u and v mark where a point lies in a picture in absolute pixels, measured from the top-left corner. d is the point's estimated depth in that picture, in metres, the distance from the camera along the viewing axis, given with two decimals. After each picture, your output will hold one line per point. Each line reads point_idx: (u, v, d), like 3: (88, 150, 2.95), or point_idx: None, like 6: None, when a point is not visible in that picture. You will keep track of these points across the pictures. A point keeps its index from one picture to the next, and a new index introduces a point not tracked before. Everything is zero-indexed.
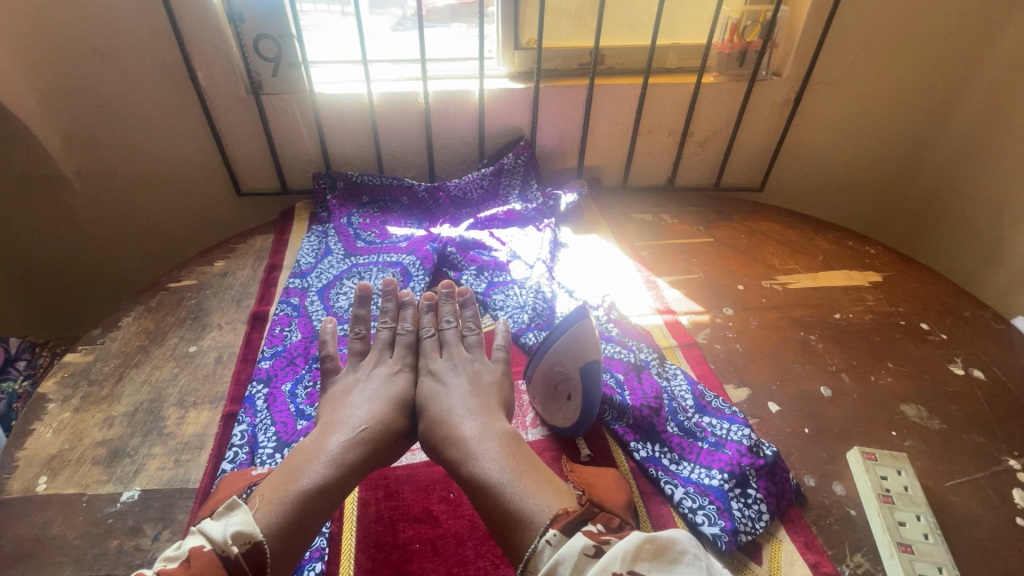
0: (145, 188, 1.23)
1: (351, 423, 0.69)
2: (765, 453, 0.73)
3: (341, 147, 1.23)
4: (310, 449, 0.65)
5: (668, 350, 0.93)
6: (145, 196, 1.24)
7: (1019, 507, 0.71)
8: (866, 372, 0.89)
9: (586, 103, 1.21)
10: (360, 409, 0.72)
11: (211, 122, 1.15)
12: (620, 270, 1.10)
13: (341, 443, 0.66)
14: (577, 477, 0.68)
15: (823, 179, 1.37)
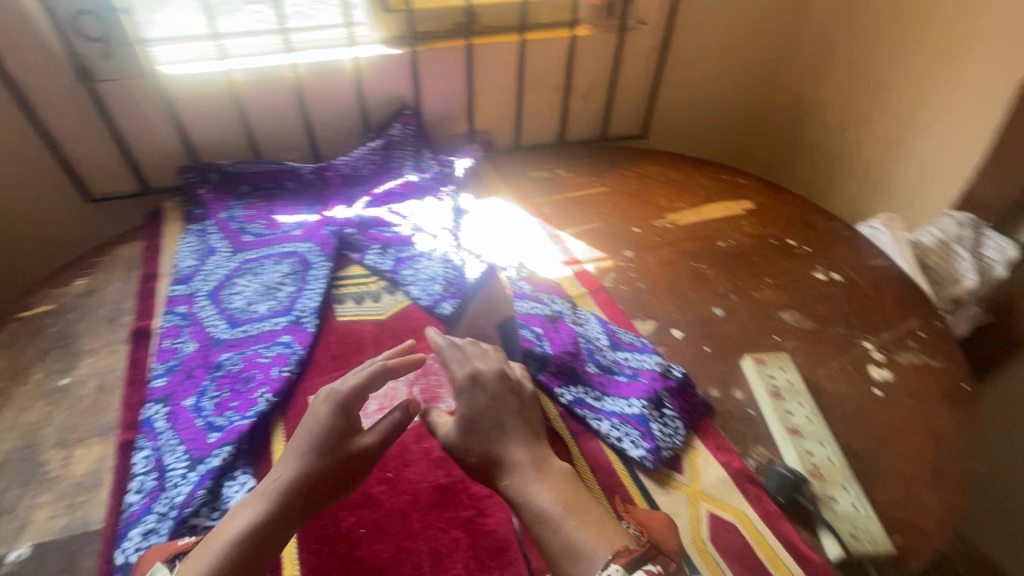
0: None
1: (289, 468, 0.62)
2: (674, 375, 0.79)
3: (207, 135, 1.11)
4: (242, 510, 0.59)
5: (579, 298, 0.97)
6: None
7: (875, 380, 0.84)
8: (749, 289, 1.00)
9: (466, 65, 1.19)
10: (301, 450, 0.63)
11: (36, 119, 0.99)
12: (525, 229, 1.12)
13: (269, 497, 0.59)
14: (632, 518, 0.66)
15: (696, 121, 1.47)
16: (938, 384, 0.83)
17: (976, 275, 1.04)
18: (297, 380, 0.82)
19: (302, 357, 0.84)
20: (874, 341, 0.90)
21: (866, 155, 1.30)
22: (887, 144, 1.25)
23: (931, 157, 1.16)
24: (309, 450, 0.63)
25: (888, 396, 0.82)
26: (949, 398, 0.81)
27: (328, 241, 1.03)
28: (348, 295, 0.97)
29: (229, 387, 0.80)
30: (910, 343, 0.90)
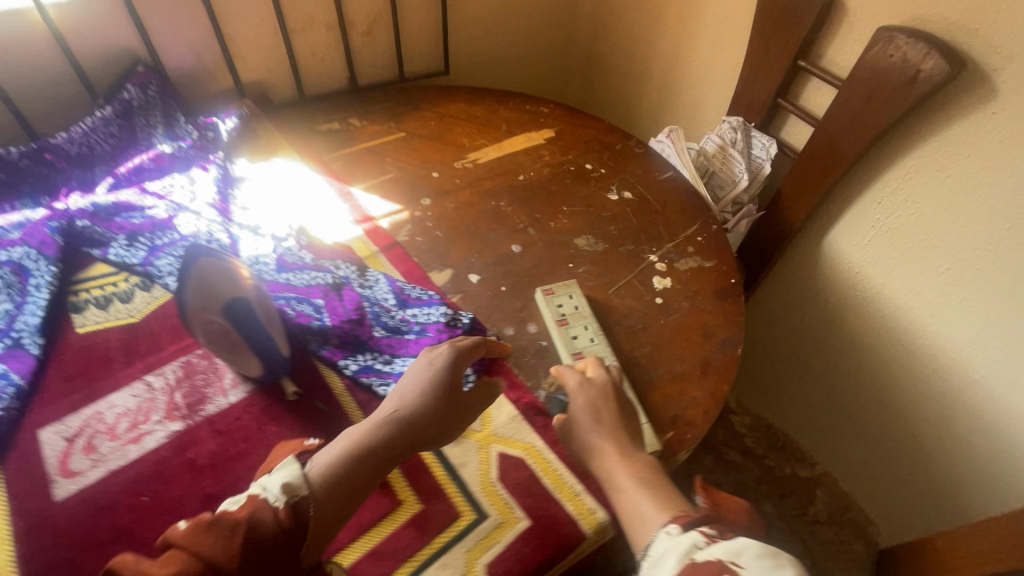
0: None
1: (393, 414, 0.62)
2: (462, 322, 0.77)
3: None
4: (349, 436, 0.60)
5: (371, 258, 0.90)
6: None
7: (658, 289, 0.88)
8: (547, 221, 0.99)
9: (204, 4, 1.00)
10: (408, 396, 0.64)
11: None
12: (312, 189, 1.01)
13: (382, 428, 0.61)
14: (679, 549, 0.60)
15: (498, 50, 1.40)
16: (711, 283, 0.90)
17: (749, 175, 1.13)
18: (19, 415, 0.69)
19: (24, 387, 0.70)
20: (660, 253, 0.95)
21: (660, 68, 1.35)
22: (674, 55, 1.29)
23: (705, 67, 1.22)
24: (422, 395, 0.64)
25: (669, 302, 0.87)
26: (719, 294, 0.88)
27: (50, 240, 0.85)
28: (88, 301, 0.82)
29: None
30: (690, 249, 0.96)
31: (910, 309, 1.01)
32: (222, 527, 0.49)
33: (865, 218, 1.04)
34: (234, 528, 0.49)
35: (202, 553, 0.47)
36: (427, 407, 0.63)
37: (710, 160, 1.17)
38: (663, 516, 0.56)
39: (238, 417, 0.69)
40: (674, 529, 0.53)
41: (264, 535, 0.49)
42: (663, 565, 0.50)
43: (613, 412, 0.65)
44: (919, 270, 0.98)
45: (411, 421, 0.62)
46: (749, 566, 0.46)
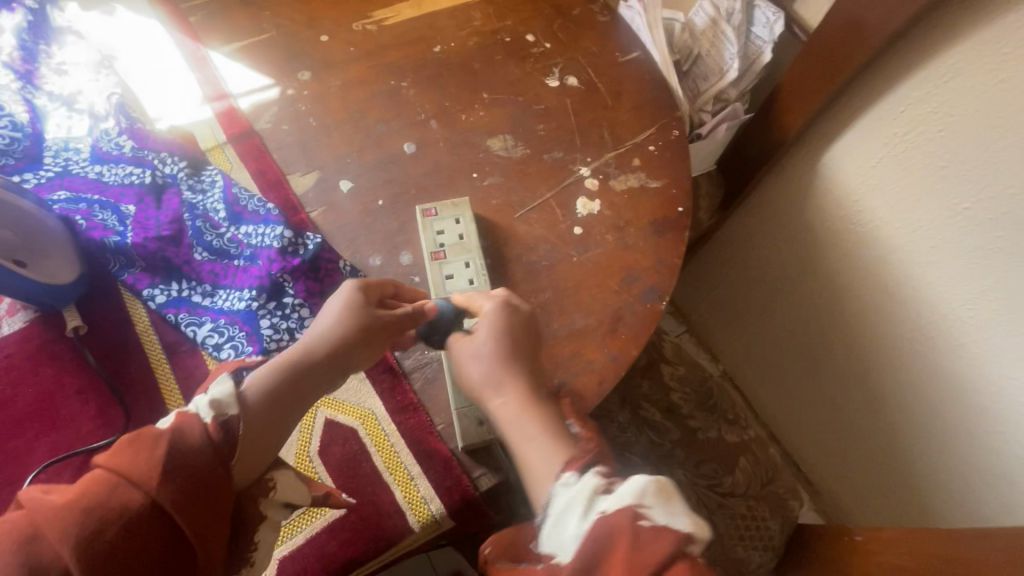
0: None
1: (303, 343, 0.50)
2: (304, 249, 0.59)
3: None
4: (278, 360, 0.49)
5: (215, 150, 0.70)
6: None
7: (579, 216, 0.69)
8: (458, 112, 0.76)
9: None
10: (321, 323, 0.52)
11: None
12: (152, 48, 0.76)
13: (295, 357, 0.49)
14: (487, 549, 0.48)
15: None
16: (650, 212, 0.70)
17: (741, 65, 0.86)
18: None
19: None
20: (594, 164, 0.73)
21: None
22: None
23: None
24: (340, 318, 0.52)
25: (589, 234, 0.68)
26: (656, 228, 0.69)
27: None
28: None
29: None
30: (634, 163, 0.74)
31: (906, 253, 0.82)
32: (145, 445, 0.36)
33: (877, 132, 0.79)
34: (157, 442, 0.37)
35: (119, 477, 0.35)
36: (369, 321, 0.52)
37: (697, 38, 0.89)
38: (555, 458, 0.45)
39: (10, 354, 0.57)
40: (570, 477, 0.42)
41: (197, 456, 0.38)
42: (569, 525, 0.40)
43: (517, 349, 0.51)
44: (927, 207, 0.76)
45: (354, 335, 0.51)
46: (659, 508, 0.38)
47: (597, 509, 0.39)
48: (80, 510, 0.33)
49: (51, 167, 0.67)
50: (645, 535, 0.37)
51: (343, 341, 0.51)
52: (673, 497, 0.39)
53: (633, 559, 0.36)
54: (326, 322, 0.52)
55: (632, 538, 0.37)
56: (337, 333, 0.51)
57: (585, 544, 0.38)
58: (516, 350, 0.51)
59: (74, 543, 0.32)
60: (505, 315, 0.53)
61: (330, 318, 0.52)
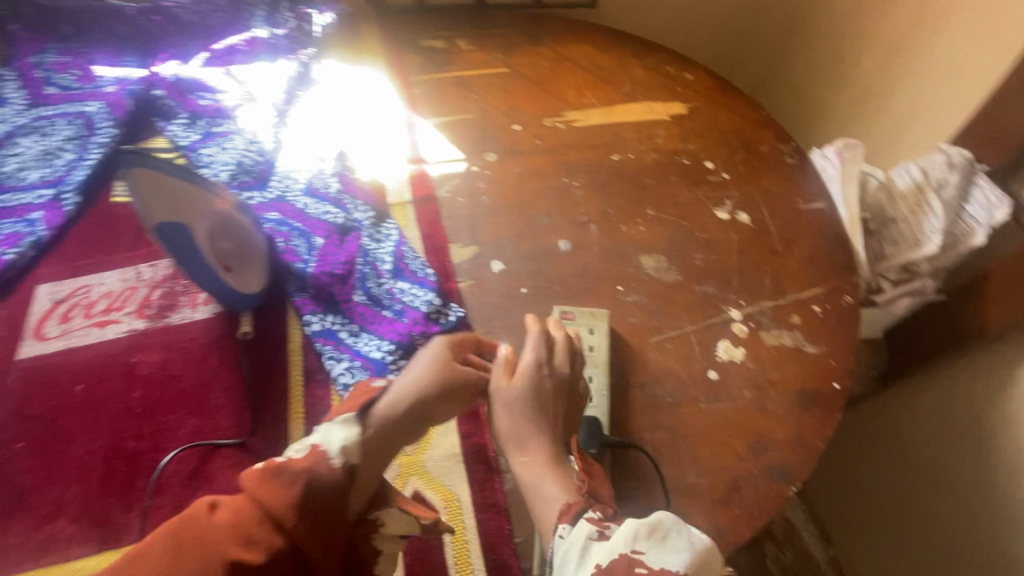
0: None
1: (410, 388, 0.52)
2: (445, 320, 0.63)
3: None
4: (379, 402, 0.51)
5: (398, 207, 0.78)
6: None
7: (718, 360, 0.65)
8: (620, 221, 0.77)
9: None
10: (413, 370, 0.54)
11: None
12: (378, 112, 0.90)
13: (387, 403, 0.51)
14: None
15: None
16: (798, 377, 0.64)
17: (942, 240, 0.78)
18: (34, 262, 0.72)
19: (42, 239, 0.72)
20: (747, 309, 0.69)
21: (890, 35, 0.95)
22: (917, 17, 0.90)
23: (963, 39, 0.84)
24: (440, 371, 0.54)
25: (724, 383, 0.64)
26: (801, 397, 0.63)
27: (121, 102, 0.85)
28: None
29: None
30: (792, 319, 0.69)
31: None
32: (284, 482, 0.42)
33: None
34: (299, 479, 0.42)
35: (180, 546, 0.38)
36: (456, 382, 0.54)
37: (894, 200, 0.82)
38: (557, 510, 0.49)
39: (184, 339, 0.67)
40: (565, 528, 0.47)
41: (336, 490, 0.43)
42: (567, 573, 0.43)
43: (556, 403, 0.55)
44: None
45: (422, 406, 0.52)
46: (651, 550, 0.42)
47: (592, 560, 0.43)
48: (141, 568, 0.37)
49: (272, 190, 0.79)
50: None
51: (422, 411, 0.52)
52: (666, 538, 0.42)
53: None
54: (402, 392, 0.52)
55: None
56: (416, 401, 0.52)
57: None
58: (546, 404, 0.55)
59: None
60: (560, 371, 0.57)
61: (421, 377, 0.52)
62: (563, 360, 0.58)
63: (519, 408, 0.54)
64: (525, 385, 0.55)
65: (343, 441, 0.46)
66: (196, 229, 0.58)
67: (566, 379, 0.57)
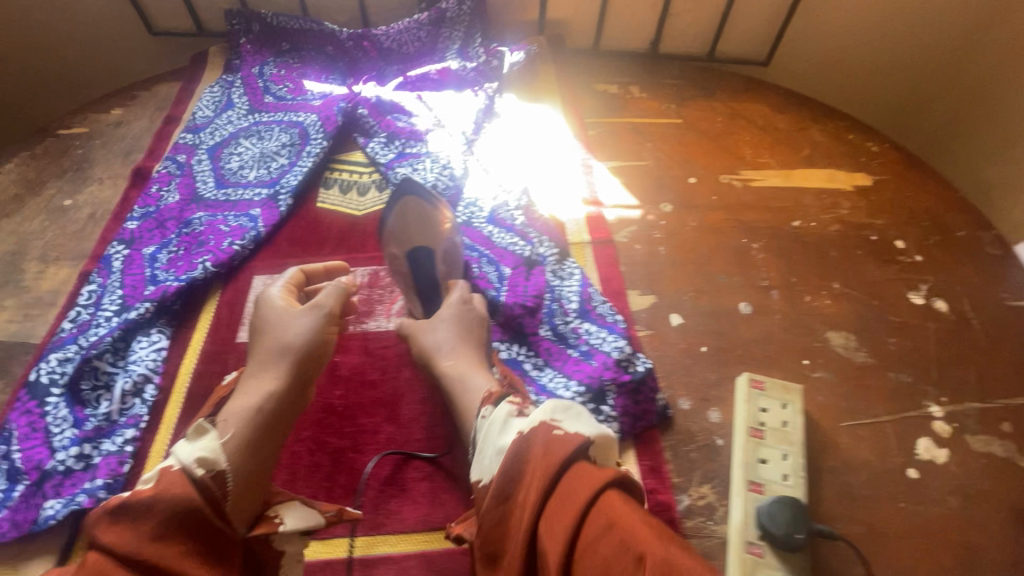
0: (25, 20, 1.05)
1: (284, 342, 0.57)
2: (634, 369, 0.63)
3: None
4: (257, 364, 0.56)
5: (577, 246, 0.80)
6: (33, 35, 1.07)
7: (918, 458, 0.61)
8: (804, 291, 0.75)
9: None
10: (302, 319, 0.60)
11: None
12: (557, 151, 0.94)
13: (282, 355, 0.57)
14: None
15: (857, 36, 1.08)
16: (1011, 493, 0.59)
17: None
18: (251, 254, 0.79)
19: (261, 235, 0.80)
20: (949, 407, 0.65)
21: None
22: None
23: None
24: (313, 322, 0.60)
25: (926, 484, 0.59)
26: (1016, 516, 0.57)
27: (333, 118, 0.94)
28: (336, 181, 0.90)
29: (184, 246, 0.78)
30: (1002, 427, 0.63)
31: None
32: (130, 520, 0.42)
33: None
34: (151, 510, 0.43)
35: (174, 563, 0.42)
36: (319, 328, 0.60)
37: None
38: (479, 399, 0.56)
39: (349, 336, 0.71)
40: (488, 409, 0.53)
41: (186, 514, 0.43)
42: (490, 451, 0.48)
43: (477, 330, 0.65)
44: None
45: (304, 364, 0.57)
46: (565, 419, 0.47)
47: (514, 428, 0.49)
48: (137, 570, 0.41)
49: (459, 215, 0.84)
50: (557, 439, 0.45)
51: (295, 372, 0.56)
52: (578, 413, 0.48)
53: (547, 455, 0.44)
54: (271, 355, 0.57)
55: (547, 442, 0.45)
56: (265, 379, 0.55)
57: (509, 451, 0.47)
58: (470, 323, 0.65)
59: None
60: (460, 303, 0.66)
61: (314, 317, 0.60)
62: (476, 303, 0.68)
63: (451, 323, 0.64)
64: (455, 316, 0.65)
65: (200, 452, 0.46)
66: (437, 243, 0.72)
67: (483, 311, 0.68)
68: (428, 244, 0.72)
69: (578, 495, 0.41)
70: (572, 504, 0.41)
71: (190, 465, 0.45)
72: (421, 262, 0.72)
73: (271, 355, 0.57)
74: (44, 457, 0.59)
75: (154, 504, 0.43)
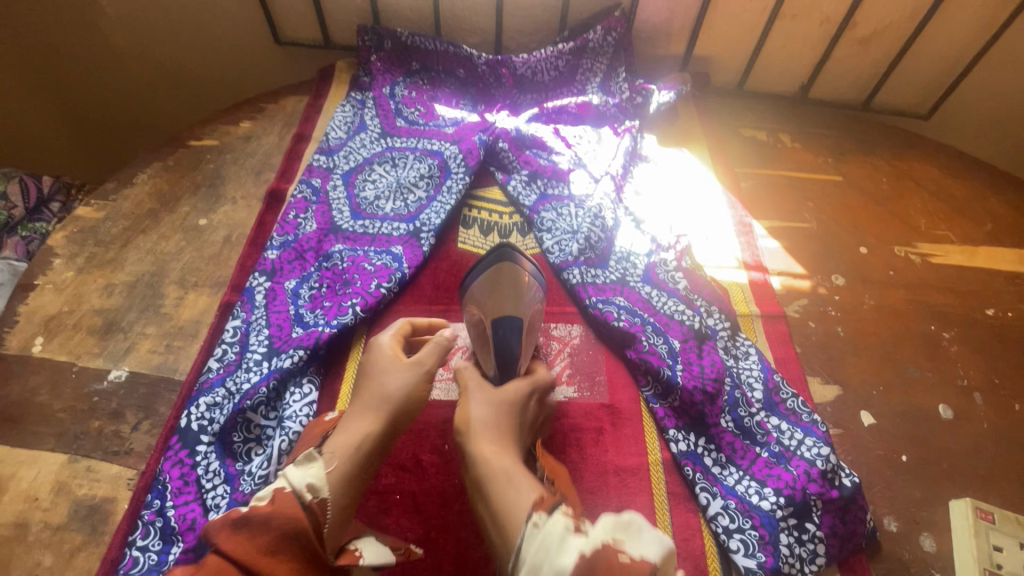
0: (161, 28, 1.04)
1: (387, 395, 0.55)
2: (841, 483, 0.57)
3: None
4: (353, 414, 0.54)
5: (745, 319, 0.73)
6: (166, 41, 1.06)
7: None
8: (1010, 397, 0.68)
9: None
10: (399, 372, 0.57)
11: None
12: (710, 204, 0.87)
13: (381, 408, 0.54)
14: None
15: None
16: None
17: None
18: (395, 297, 0.75)
19: (405, 277, 0.76)
20: None
21: None
22: None
23: None
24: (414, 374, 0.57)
25: None
26: None
27: (475, 152, 0.89)
28: (476, 222, 0.85)
29: (327, 284, 0.74)
30: None
31: None
32: (248, 533, 0.42)
33: None
34: (266, 526, 0.42)
35: None
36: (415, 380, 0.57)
37: None
38: (527, 501, 0.44)
39: (447, 418, 0.67)
40: (539, 517, 0.42)
41: (297, 536, 0.43)
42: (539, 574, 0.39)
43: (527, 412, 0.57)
44: None
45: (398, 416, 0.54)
46: (630, 540, 0.40)
47: (575, 547, 0.39)
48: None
49: (613, 270, 0.76)
50: (621, 566, 0.38)
51: (392, 424, 0.54)
52: (641, 532, 0.41)
53: None
54: (372, 403, 0.55)
55: (611, 566, 0.38)
56: (363, 425, 0.53)
57: None
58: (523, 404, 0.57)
59: None
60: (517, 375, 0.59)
61: (413, 371, 0.57)
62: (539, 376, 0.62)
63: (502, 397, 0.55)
64: (523, 388, 0.57)
65: (310, 478, 0.47)
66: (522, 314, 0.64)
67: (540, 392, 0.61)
68: (515, 310, 0.64)
69: None
70: None
71: (303, 490, 0.46)
72: (505, 337, 0.63)
73: (373, 403, 0.54)
74: (197, 515, 0.57)
75: (270, 519, 0.42)
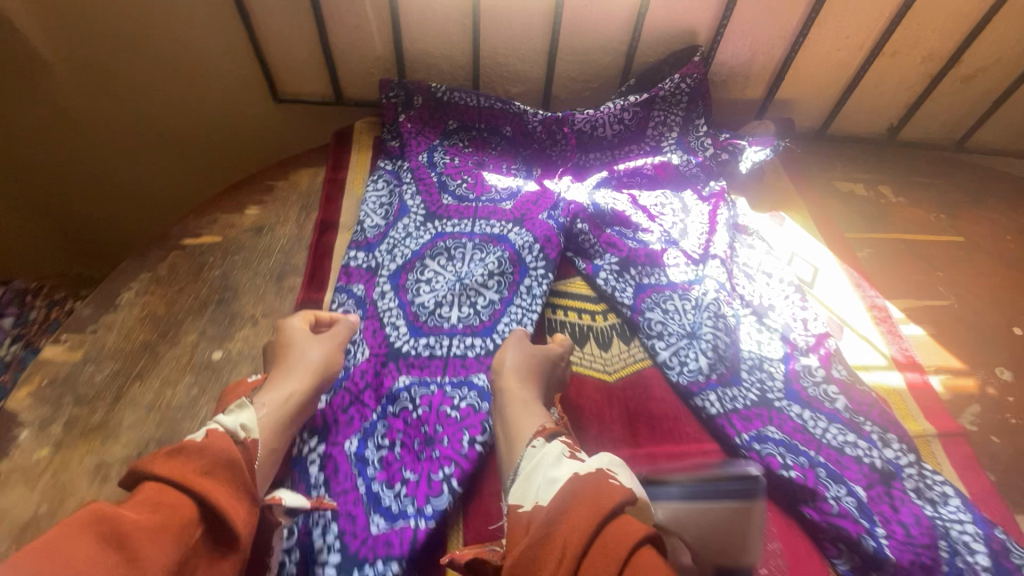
0: (133, 94, 0.84)
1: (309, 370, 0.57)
2: None
3: (421, 23, 0.81)
4: (274, 383, 0.55)
5: (921, 441, 0.59)
6: (141, 108, 0.86)
7: None
8: None
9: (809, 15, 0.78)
10: (315, 347, 0.60)
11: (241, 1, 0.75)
12: (834, 284, 0.73)
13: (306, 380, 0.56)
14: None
15: None
16: None
17: None
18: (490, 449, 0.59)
19: None
20: None
21: None
22: None
23: None
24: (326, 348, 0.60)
25: None
26: None
27: (553, 239, 0.73)
28: (564, 327, 0.69)
29: (402, 441, 0.57)
30: None
31: None
32: (181, 458, 0.42)
33: None
34: (200, 454, 0.42)
35: (194, 504, 0.39)
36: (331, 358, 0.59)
37: None
38: (531, 428, 0.54)
39: None
40: (540, 441, 0.52)
41: (229, 464, 0.43)
42: (538, 481, 0.48)
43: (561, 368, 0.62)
44: None
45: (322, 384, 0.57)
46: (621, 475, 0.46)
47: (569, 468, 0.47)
48: (159, 507, 0.38)
49: (751, 387, 0.62)
50: (608, 484, 0.44)
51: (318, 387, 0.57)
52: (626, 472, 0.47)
53: (595, 498, 0.42)
54: (294, 371, 0.57)
55: (599, 483, 0.44)
56: (285, 392, 0.55)
57: (561, 486, 0.45)
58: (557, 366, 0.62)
59: (187, 537, 0.38)
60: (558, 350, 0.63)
61: (327, 344, 0.60)
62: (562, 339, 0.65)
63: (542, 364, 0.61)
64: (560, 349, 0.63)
65: (243, 420, 0.49)
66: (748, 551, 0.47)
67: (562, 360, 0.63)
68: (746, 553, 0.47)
69: (620, 534, 0.38)
70: (619, 541, 0.38)
71: (238, 429, 0.48)
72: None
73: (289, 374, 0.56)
74: None
75: (206, 447, 0.43)
